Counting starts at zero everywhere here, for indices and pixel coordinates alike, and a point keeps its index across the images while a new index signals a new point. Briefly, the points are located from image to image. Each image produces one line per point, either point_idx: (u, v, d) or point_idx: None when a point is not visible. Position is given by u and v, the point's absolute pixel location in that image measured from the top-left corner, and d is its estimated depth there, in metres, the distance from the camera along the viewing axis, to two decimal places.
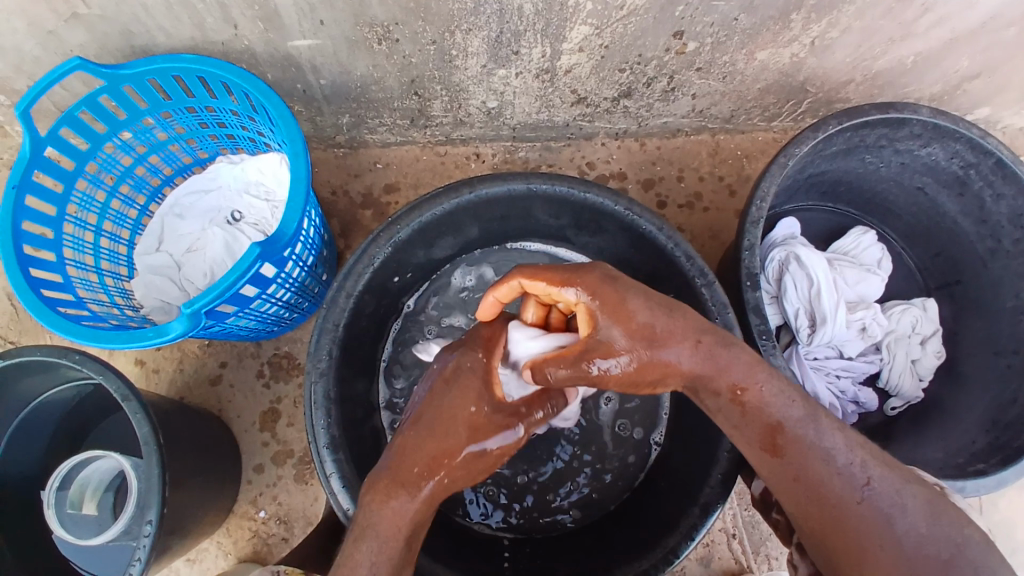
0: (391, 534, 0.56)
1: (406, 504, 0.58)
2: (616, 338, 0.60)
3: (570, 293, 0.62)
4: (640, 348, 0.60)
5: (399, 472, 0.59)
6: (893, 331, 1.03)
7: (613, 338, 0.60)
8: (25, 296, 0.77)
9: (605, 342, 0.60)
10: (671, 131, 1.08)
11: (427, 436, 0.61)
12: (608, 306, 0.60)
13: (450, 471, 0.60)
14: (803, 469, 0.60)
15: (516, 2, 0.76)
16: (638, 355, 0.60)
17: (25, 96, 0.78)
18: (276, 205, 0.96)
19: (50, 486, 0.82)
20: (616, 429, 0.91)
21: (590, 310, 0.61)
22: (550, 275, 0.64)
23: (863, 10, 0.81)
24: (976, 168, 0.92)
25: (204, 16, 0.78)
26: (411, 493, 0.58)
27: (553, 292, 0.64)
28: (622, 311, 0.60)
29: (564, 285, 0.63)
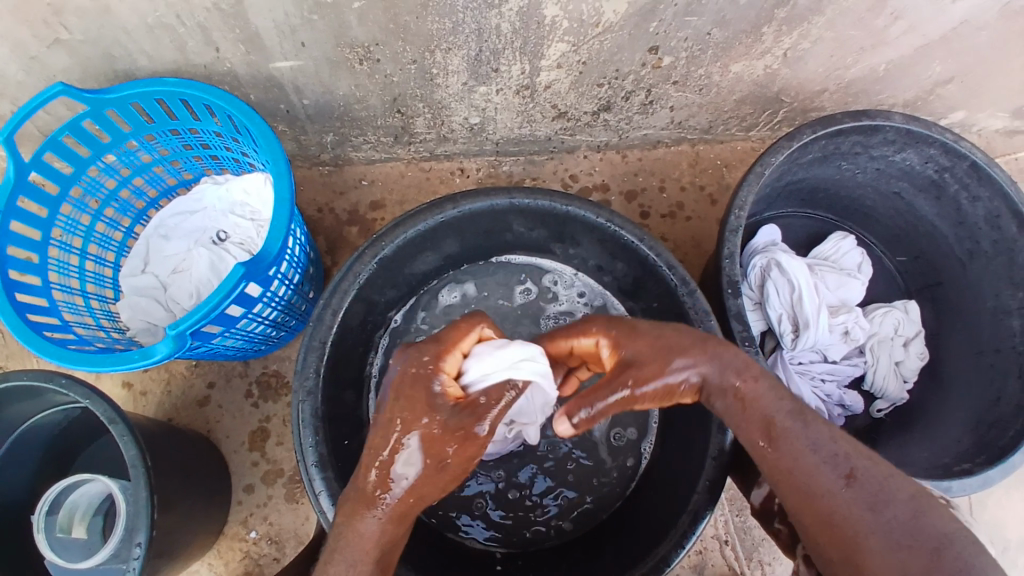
0: (361, 557, 0.57)
1: (370, 523, 0.58)
2: (639, 356, 0.64)
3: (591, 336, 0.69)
4: (668, 360, 0.64)
5: (360, 489, 0.59)
6: (876, 334, 1.04)
7: (641, 354, 0.64)
8: (9, 321, 0.77)
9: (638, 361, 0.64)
10: (651, 143, 1.10)
11: (377, 455, 0.59)
12: (624, 332, 0.66)
13: (409, 489, 0.59)
14: (783, 464, 0.61)
15: (493, 21, 0.77)
16: (668, 367, 0.64)
17: (10, 122, 0.78)
18: (262, 225, 0.97)
19: (39, 510, 0.82)
20: (610, 439, 0.92)
21: (609, 343, 0.66)
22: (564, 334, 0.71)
23: (833, 22, 0.84)
24: (950, 171, 0.94)
25: (186, 40, 0.78)
26: (371, 513, 0.58)
27: (574, 342, 0.70)
28: (636, 333, 0.66)
29: (583, 333, 0.69)
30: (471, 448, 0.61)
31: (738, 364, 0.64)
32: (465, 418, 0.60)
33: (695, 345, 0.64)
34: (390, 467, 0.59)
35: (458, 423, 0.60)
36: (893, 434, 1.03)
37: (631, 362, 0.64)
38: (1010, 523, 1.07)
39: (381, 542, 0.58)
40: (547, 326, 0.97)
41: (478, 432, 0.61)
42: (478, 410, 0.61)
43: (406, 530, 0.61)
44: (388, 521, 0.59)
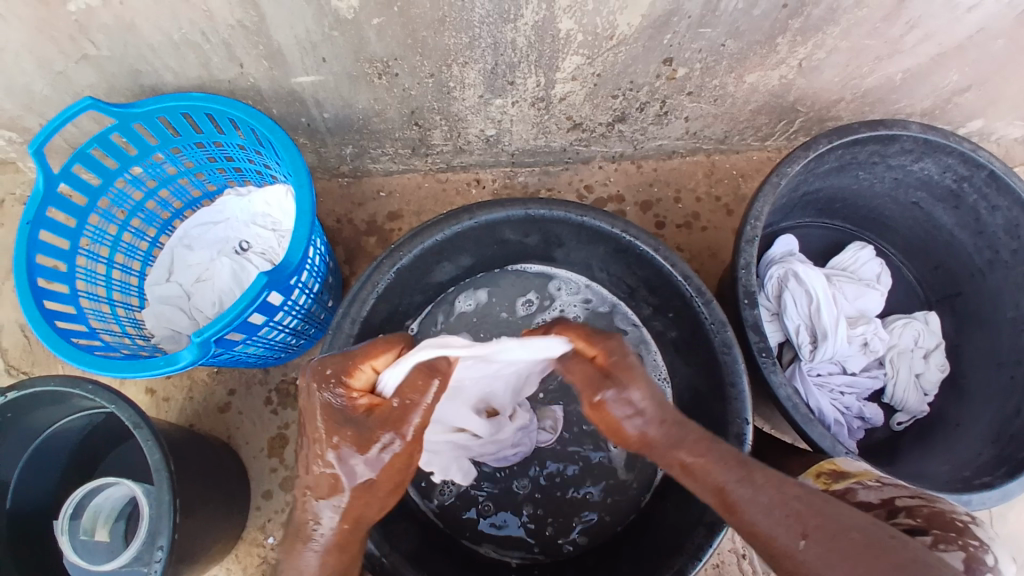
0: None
1: (308, 557, 0.58)
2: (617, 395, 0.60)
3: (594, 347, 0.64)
4: (632, 410, 0.60)
5: (295, 524, 0.60)
6: (896, 346, 1.03)
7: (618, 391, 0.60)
8: (39, 327, 0.80)
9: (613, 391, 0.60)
10: (667, 153, 1.10)
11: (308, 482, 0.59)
12: (619, 365, 0.61)
13: (341, 516, 0.59)
14: (746, 525, 0.55)
15: (509, 35, 0.79)
16: (629, 413, 0.60)
17: (40, 135, 0.81)
18: (283, 235, 0.99)
19: (63, 513, 0.84)
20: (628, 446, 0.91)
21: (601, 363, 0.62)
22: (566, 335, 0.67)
23: (848, 32, 0.84)
24: (969, 181, 0.93)
25: (210, 56, 0.81)
26: (307, 548, 0.58)
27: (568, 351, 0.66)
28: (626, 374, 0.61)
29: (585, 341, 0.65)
30: (397, 456, 0.59)
31: (686, 437, 0.59)
32: (379, 427, 0.58)
33: (654, 416, 0.60)
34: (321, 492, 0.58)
35: (370, 438, 0.58)
36: (913, 447, 1.01)
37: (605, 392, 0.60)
38: None
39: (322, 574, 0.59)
40: None
41: (403, 436, 0.58)
42: (392, 422, 0.58)
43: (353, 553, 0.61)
44: (334, 545, 0.59)
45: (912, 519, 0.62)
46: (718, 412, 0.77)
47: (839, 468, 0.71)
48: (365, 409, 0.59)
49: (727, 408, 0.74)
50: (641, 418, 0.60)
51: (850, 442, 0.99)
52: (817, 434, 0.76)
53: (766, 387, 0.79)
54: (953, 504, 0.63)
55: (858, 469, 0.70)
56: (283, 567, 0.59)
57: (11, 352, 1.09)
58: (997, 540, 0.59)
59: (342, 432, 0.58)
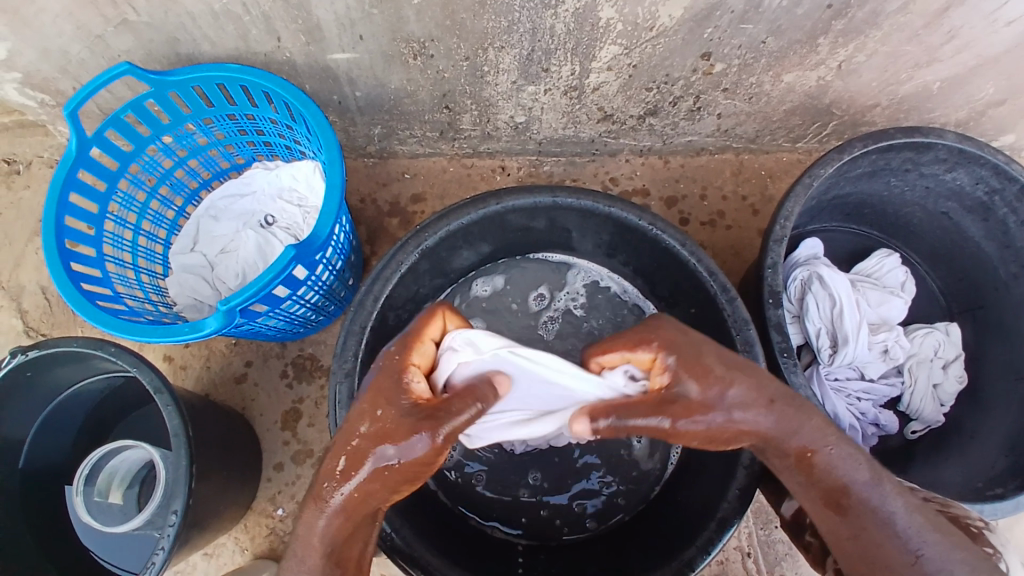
0: (308, 553, 0.59)
1: (321, 524, 0.58)
2: (696, 394, 0.60)
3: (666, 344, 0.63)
4: (718, 407, 0.60)
5: (311, 489, 0.60)
6: (915, 355, 1.02)
7: (692, 393, 0.60)
8: (65, 289, 0.80)
9: (681, 397, 0.60)
10: (695, 150, 1.09)
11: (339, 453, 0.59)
12: (680, 359, 0.61)
13: (360, 491, 0.59)
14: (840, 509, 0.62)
15: (548, 21, 0.78)
16: (717, 414, 0.60)
17: (75, 97, 0.82)
18: (308, 211, 0.99)
19: (79, 475, 0.86)
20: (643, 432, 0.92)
21: (678, 357, 0.62)
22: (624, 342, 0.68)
23: (890, 36, 0.82)
24: (1000, 194, 0.92)
25: (248, 28, 0.81)
26: (318, 512, 0.58)
27: (631, 358, 0.66)
28: (707, 370, 0.61)
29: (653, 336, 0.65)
30: (424, 455, 0.58)
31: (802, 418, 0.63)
32: (418, 415, 0.59)
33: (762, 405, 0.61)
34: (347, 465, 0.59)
35: (403, 426, 0.58)
36: (926, 457, 1.01)
37: (681, 391, 0.61)
38: None
39: (325, 539, 0.59)
40: (548, 332, 0.97)
41: (436, 439, 0.58)
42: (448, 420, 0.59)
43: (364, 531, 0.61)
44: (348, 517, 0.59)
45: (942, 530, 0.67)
46: None
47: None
48: (409, 397, 0.60)
49: None
50: (728, 406, 0.60)
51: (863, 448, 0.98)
52: None
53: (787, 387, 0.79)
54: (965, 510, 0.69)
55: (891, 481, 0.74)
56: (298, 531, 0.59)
57: (32, 313, 1.10)
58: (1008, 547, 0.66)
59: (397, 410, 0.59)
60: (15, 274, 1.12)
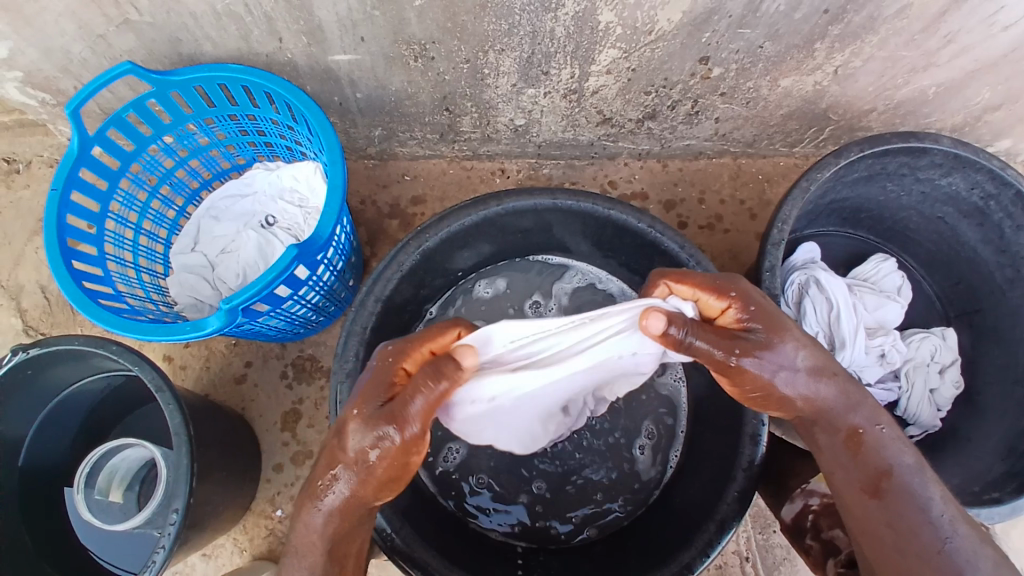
0: (309, 551, 0.63)
1: (318, 517, 0.63)
2: (769, 341, 0.62)
3: (749, 291, 0.64)
4: (787, 363, 0.63)
5: (308, 485, 0.64)
6: (912, 359, 1.03)
7: (766, 338, 0.62)
8: (67, 287, 0.81)
9: (758, 338, 0.62)
10: (693, 154, 1.10)
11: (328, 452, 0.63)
12: (762, 307, 0.64)
13: (350, 486, 0.62)
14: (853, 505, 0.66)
15: (548, 24, 0.79)
16: (784, 369, 0.63)
17: (77, 96, 0.82)
18: (309, 212, 1.00)
19: (80, 472, 0.85)
20: (642, 436, 0.93)
21: (756, 306, 0.64)
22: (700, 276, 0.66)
23: (886, 41, 0.83)
24: (995, 199, 0.93)
25: (251, 29, 0.82)
26: (315, 507, 0.63)
27: (707, 295, 0.65)
28: (779, 325, 0.63)
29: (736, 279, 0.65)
30: (401, 446, 0.60)
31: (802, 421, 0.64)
32: (389, 410, 0.60)
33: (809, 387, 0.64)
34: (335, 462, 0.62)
35: (377, 421, 0.60)
36: None
37: (754, 335, 0.62)
38: None
39: (326, 539, 0.63)
40: None
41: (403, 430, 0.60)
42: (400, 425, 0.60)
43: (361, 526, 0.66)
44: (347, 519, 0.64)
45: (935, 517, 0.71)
46: (735, 411, 0.78)
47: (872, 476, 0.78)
48: (387, 392, 0.62)
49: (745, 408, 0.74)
50: (797, 365, 0.63)
51: None
52: None
53: None
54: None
55: None
56: (297, 523, 0.64)
57: (31, 312, 1.10)
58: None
59: (354, 416, 0.61)
60: (15, 273, 1.12)
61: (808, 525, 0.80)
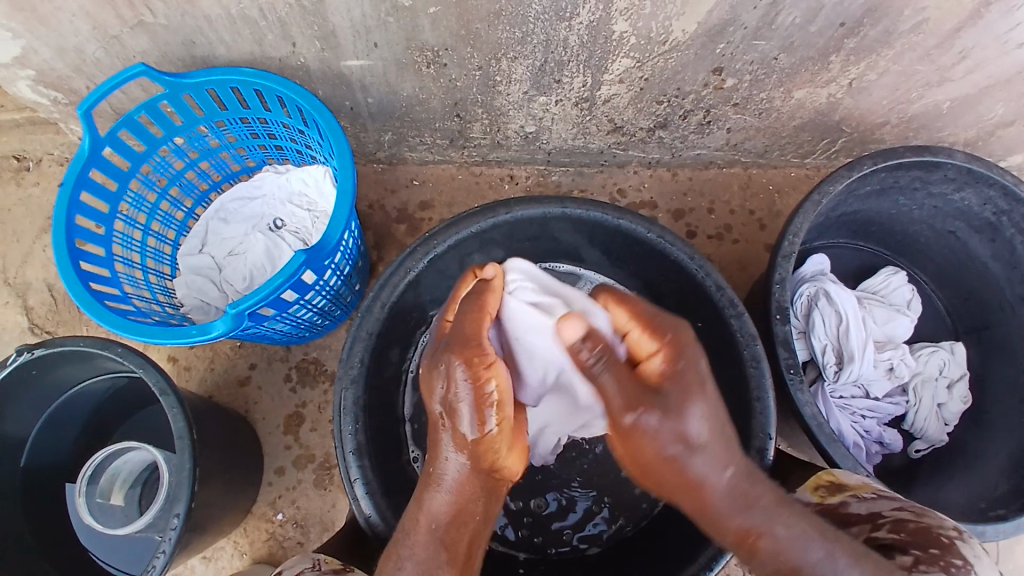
0: (413, 527, 0.62)
1: (431, 496, 0.63)
2: (679, 419, 0.54)
3: (692, 349, 0.57)
4: (688, 441, 0.55)
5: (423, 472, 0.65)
6: (920, 373, 1.02)
7: (673, 405, 0.55)
8: (74, 288, 0.81)
9: (667, 402, 0.55)
10: (703, 163, 1.10)
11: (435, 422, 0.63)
12: (690, 372, 0.56)
13: (459, 449, 0.63)
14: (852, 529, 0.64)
15: (562, 33, 0.79)
16: (682, 450, 0.55)
17: (89, 97, 0.82)
18: (318, 216, 1.00)
19: (83, 473, 0.85)
20: None
21: (688, 365, 0.56)
22: (640, 308, 0.60)
23: (902, 55, 0.83)
24: (1009, 215, 0.92)
25: (264, 33, 0.82)
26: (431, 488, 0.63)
27: (637, 332, 0.59)
28: (695, 394, 0.55)
29: (685, 334, 0.57)
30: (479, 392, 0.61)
31: None
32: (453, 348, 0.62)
33: None
34: (442, 430, 0.63)
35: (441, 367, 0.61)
36: (929, 477, 1.00)
37: (663, 407, 0.55)
38: None
39: (433, 517, 0.62)
40: None
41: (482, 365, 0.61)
42: (473, 361, 0.61)
43: (477, 504, 0.64)
44: (456, 491, 0.63)
45: (895, 532, 0.65)
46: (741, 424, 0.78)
47: (837, 480, 0.72)
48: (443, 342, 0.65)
49: (752, 422, 0.74)
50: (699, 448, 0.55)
51: (867, 467, 0.98)
52: (838, 455, 0.76)
53: (791, 404, 0.79)
54: (940, 518, 0.65)
55: (857, 481, 0.71)
56: (411, 509, 0.64)
57: (37, 310, 1.10)
58: (982, 558, 0.62)
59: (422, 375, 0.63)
60: (23, 270, 1.12)
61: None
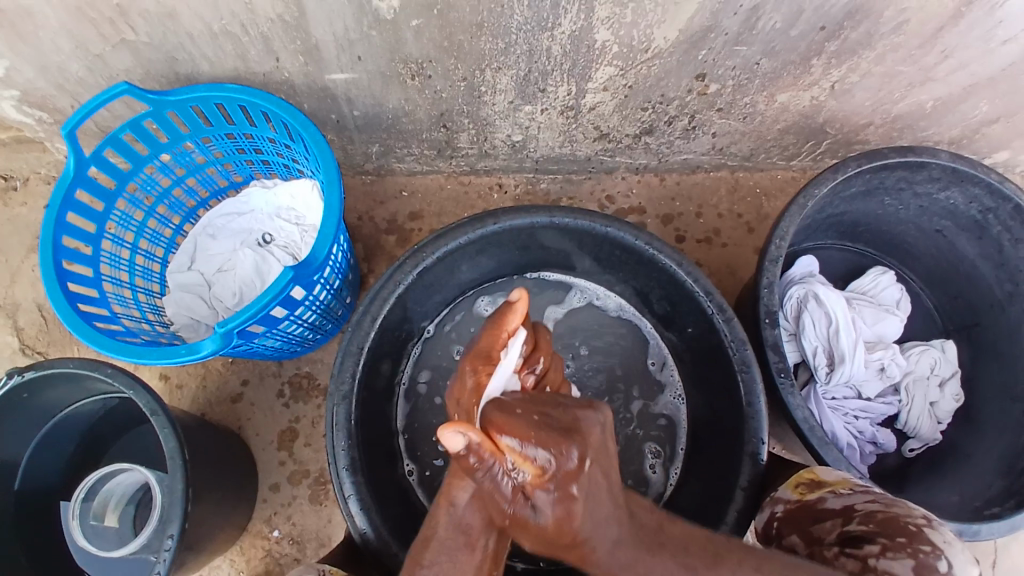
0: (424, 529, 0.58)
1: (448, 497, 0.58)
2: (549, 528, 0.50)
3: (567, 459, 0.49)
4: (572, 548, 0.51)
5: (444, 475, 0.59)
6: (912, 373, 1.03)
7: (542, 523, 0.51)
8: (62, 309, 0.80)
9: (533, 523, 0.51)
10: (691, 168, 1.10)
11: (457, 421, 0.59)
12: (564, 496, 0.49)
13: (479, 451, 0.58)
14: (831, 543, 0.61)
15: (544, 43, 0.79)
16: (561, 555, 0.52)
17: (72, 118, 0.82)
18: (306, 230, 1.00)
19: (75, 496, 0.84)
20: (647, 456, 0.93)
21: (557, 480, 0.49)
22: (513, 423, 0.51)
23: (882, 57, 0.84)
24: (994, 213, 0.93)
25: (248, 48, 0.82)
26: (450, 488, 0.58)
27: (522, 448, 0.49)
28: (571, 515, 0.50)
29: (566, 450, 0.49)
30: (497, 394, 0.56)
31: None
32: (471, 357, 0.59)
33: None
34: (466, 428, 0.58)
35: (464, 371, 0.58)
36: (924, 476, 1.00)
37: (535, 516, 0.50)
38: None
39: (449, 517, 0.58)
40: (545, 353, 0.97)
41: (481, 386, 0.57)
42: (478, 365, 0.58)
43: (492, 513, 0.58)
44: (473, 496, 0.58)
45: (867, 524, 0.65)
46: (734, 429, 0.78)
47: (816, 477, 0.71)
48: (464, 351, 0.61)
49: (744, 427, 0.74)
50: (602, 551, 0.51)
51: (861, 467, 0.98)
52: (832, 457, 0.76)
53: (783, 407, 0.79)
54: (910, 507, 0.66)
55: (836, 477, 0.71)
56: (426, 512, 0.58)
57: (27, 330, 1.10)
58: (953, 544, 0.62)
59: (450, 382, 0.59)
60: (12, 290, 1.11)
61: (773, 533, 0.69)
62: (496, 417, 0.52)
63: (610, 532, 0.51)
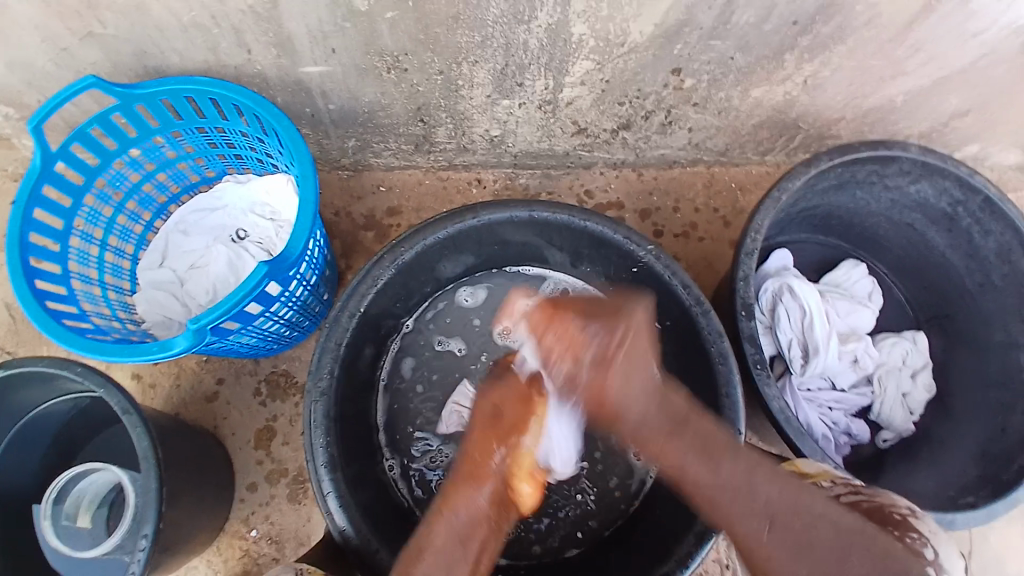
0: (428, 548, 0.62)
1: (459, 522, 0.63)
2: (588, 381, 0.63)
3: (613, 334, 0.63)
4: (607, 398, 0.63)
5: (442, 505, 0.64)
6: (885, 364, 1.05)
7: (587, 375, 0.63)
8: (29, 306, 0.78)
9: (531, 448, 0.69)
10: (668, 163, 1.11)
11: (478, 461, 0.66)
12: (609, 354, 0.62)
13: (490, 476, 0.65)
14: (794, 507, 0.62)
15: (521, 36, 0.79)
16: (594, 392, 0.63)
17: (39, 111, 0.79)
18: (282, 225, 0.98)
19: (45, 498, 0.83)
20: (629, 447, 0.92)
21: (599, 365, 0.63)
22: (569, 312, 0.65)
23: (853, 51, 0.85)
24: (964, 205, 0.95)
25: (219, 41, 0.80)
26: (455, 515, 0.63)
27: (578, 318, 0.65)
28: (608, 374, 0.62)
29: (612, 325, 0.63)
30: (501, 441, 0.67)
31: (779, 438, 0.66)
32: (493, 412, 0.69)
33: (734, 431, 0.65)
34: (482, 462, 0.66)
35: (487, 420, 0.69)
36: (898, 464, 1.03)
37: (585, 390, 0.63)
38: (1011, 556, 1.06)
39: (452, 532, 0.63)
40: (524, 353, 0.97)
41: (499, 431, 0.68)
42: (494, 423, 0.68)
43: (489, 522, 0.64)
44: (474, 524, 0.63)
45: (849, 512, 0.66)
46: None
47: (798, 469, 0.72)
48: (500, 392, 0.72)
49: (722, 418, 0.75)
50: (632, 404, 0.63)
51: (836, 458, 1.00)
52: (809, 448, 0.78)
53: (760, 399, 0.80)
54: (892, 497, 0.67)
55: (818, 469, 0.72)
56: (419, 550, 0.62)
57: None
58: (936, 530, 0.64)
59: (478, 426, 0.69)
60: None
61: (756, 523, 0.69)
62: (555, 303, 0.67)
63: (642, 406, 0.63)
